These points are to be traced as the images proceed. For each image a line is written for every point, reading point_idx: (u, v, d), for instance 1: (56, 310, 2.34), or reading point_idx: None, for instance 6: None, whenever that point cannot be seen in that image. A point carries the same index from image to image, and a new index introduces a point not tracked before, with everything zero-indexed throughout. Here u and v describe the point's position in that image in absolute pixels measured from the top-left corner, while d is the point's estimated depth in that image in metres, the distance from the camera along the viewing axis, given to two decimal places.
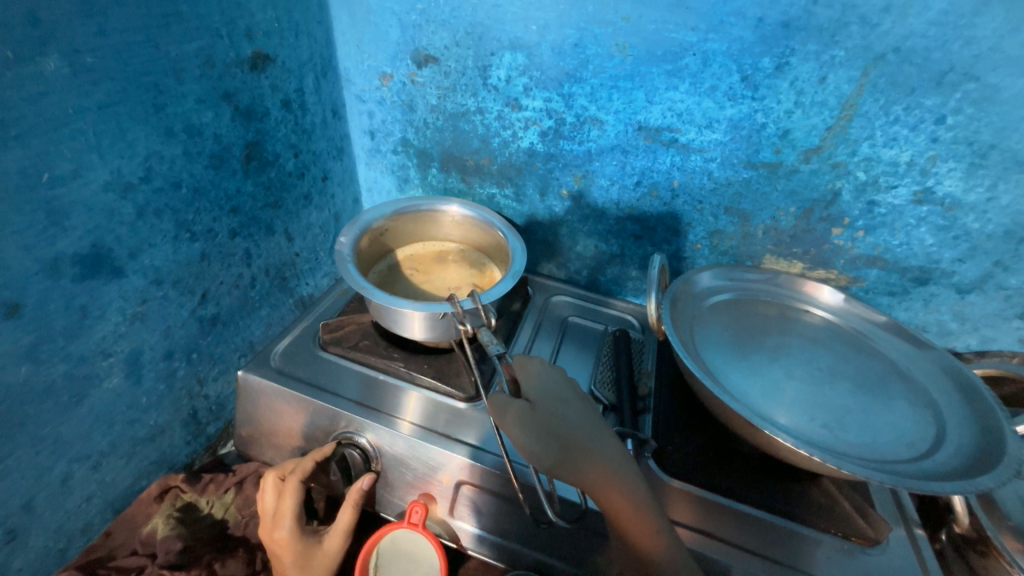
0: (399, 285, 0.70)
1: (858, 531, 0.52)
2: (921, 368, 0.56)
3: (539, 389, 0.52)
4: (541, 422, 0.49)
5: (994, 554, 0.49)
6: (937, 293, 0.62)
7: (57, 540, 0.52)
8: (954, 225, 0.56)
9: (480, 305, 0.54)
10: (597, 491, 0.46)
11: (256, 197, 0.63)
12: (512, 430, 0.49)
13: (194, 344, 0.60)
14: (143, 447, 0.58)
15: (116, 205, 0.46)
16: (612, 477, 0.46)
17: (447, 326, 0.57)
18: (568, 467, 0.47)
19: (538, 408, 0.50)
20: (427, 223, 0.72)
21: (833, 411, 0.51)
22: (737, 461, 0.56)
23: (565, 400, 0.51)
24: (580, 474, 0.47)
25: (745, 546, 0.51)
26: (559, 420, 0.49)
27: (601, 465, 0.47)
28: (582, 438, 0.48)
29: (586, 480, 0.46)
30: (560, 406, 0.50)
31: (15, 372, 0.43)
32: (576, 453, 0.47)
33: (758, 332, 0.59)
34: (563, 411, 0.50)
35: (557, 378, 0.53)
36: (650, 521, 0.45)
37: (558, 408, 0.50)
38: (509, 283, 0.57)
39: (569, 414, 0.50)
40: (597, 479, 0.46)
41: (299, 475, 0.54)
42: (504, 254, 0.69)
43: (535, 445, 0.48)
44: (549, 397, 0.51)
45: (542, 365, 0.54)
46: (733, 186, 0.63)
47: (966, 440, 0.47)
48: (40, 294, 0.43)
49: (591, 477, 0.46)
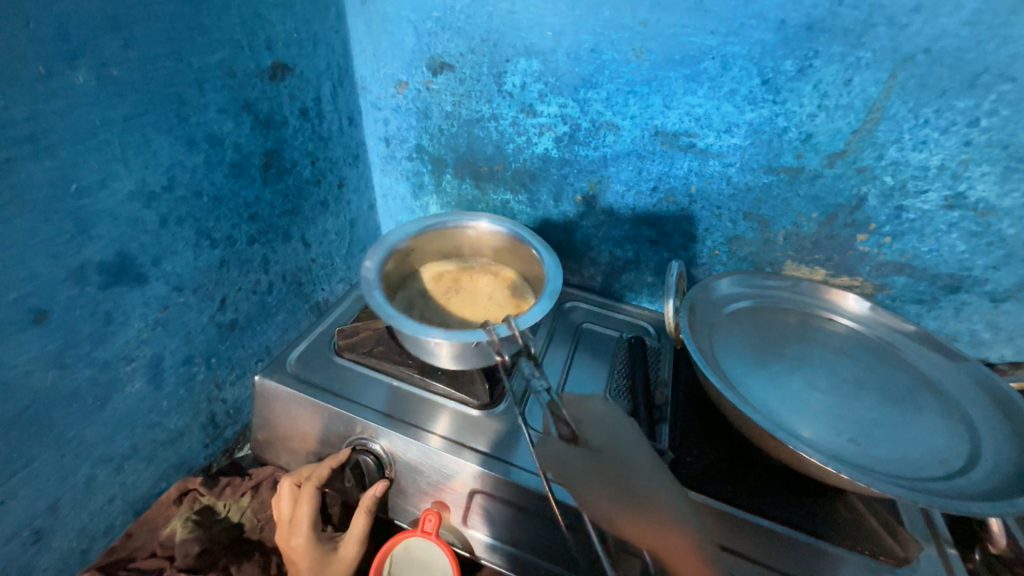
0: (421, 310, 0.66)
1: (886, 550, 0.50)
2: (952, 380, 0.53)
3: (598, 432, 0.53)
4: (599, 467, 0.51)
5: None
6: (969, 301, 0.60)
7: (80, 541, 0.52)
8: (987, 232, 0.54)
9: (516, 331, 0.54)
10: (653, 539, 0.47)
11: (274, 204, 0.64)
12: (570, 473, 0.51)
13: (213, 349, 0.61)
14: (162, 450, 0.58)
15: (140, 214, 0.47)
16: (669, 524, 0.48)
17: (480, 352, 0.56)
18: (631, 522, 0.48)
19: (596, 453, 0.51)
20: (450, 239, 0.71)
21: (859, 425, 0.49)
22: (757, 474, 0.55)
23: (626, 447, 0.52)
24: (637, 520, 0.48)
25: (763, 562, 0.49)
26: (619, 464, 0.51)
27: (658, 512, 0.48)
28: (641, 483, 0.50)
29: (642, 526, 0.48)
30: (621, 450, 0.52)
31: (42, 377, 0.44)
32: (634, 497, 0.49)
33: (779, 341, 0.58)
34: (624, 455, 0.51)
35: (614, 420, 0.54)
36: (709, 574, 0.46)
37: (617, 451, 0.51)
38: (545, 305, 0.57)
39: (630, 457, 0.51)
40: (663, 542, 0.47)
41: (315, 481, 0.55)
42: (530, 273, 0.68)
43: (592, 491, 0.50)
44: (606, 440, 0.52)
45: (599, 408, 0.55)
46: (753, 191, 0.61)
47: (1002, 458, 0.45)
48: (67, 301, 0.44)
49: (646, 525, 0.48)
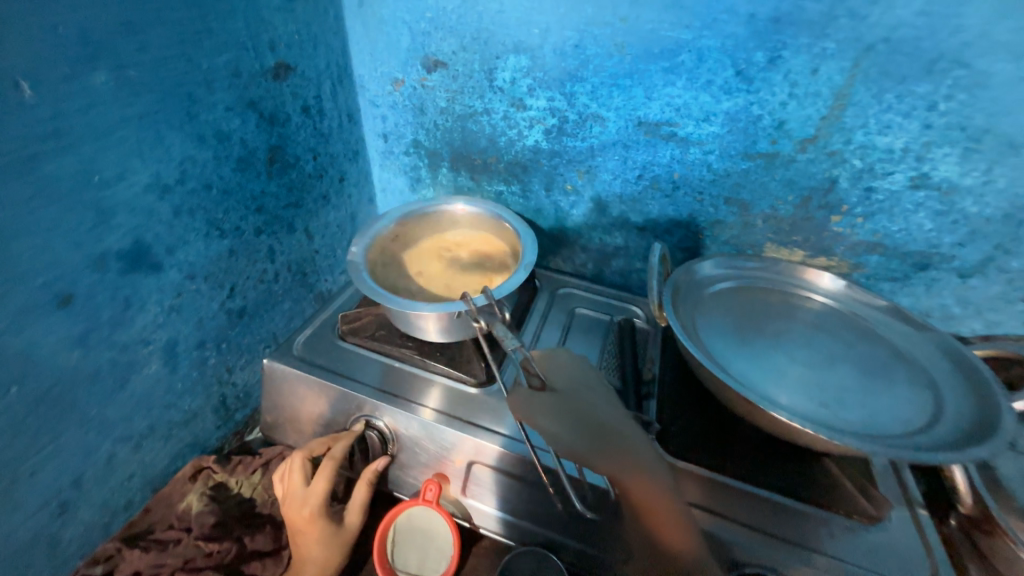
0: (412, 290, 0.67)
1: (861, 511, 0.53)
2: (921, 349, 0.56)
3: (566, 379, 0.56)
4: (571, 409, 0.53)
5: (998, 533, 0.51)
6: (939, 278, 0.63)
7: (103, 515, 0.55)
8: (952, 210, 0.58)
9: (493, 300, 0.57)
10: (628, 480, 0.50)
11: (279, 197, 0.68)
12: (542, 418, 0.53)
13: (223, 334, 0.64)
14: (178, 431, 0.62)
15: (155, 205, 0.51)
16: (644, 468, 0.50)
17: (462, 323, 0.61)
18: (601, 457, 0.51)
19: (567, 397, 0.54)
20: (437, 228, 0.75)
21: (832, 391, 0.52)
22: (739, 444, 0.58)
23: (587, 387, 0.55)
24: (613, 463, 0.50)
25: (745, 522, 0.52)
26: (592, 408, 0.53)
27: (633, 457, 0.51)
28: (616, 428, 0.52)
29: (619, 468, 0.50)
30: (591, 396, 0.55)
31: (68, 357, 0.47)
32: (609, 441, 0.51)
33: (759, 317, 0.61)
34: (595, 401, 0.54)
35: (579, 369, 0.58)
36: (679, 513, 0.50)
37: (589, 397, 0.54)
38: (521, 275, 0.61)
39: (601, 404, 0.54)
40: (637, 484, 0.50)
41: (334, 460, 0.57)
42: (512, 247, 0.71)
43: (565, 432, 0.51)
44: (577, 386, 0.56)
45: (566, 358, 0.59)
46: (732, 177, 0.65)
47: (964, 416, 0.48)
48: (91, 285, 0.47)
49: (623, 467, 0.50)
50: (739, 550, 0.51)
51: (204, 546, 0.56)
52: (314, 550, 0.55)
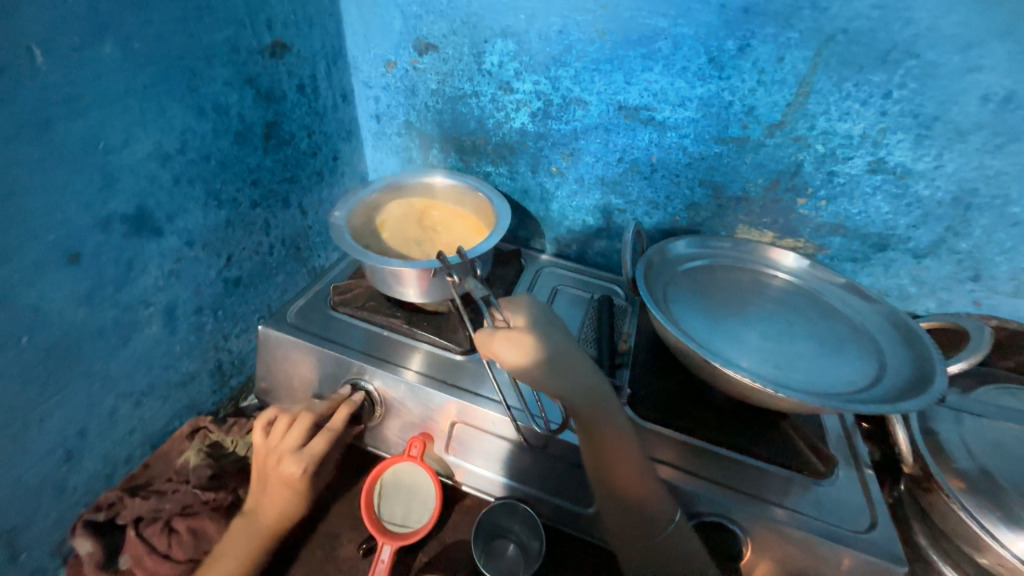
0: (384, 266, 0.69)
1: (811, 467, 0.57)
2: (871, 321, 0.61)
3: (527, 316, 0.56)
4: (532, 341, 0.53)
5: (936, 488, 0.56)
6: (896, 258, 0.67)
7: (105, 467, 0.58)
8: (906, 193, 0.62)
9: (468, 259, 0.60)
10: (587, 414, 0.52)
11: (274, 172, 0.71)
12: (504, 351, 0.53)
13: (220, 302, 0.67)
14: (176, 391, 0.65)
15: (156, 173, 0.54)
16: (601, 405, 0.52)
17: (439, 285, 0.63)
18: (562, 388, 0.52)
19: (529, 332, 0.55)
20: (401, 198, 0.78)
21: (787, 356, 0.57)
22: (705, 408, 0.63)
23: (566, 342, 0.55)
24: (570, 396, 0.52)
25: (708, 476, 0.57)
26: (553, 342, 0.54)
27: (590, 392, 0.52)
28: (574, 361, 0.54)
29: (575, 399, 0.52)
30: (552, 332, 0.55)
31: (75, 313, 0.50)
32: (569, 373, 0.53)
33: (725, 292, 0.65)
34: (556, 337, 0.55)
35: (540, 308, 0.58)
36: (633, 449, 0.51)
37: (547, 332, 0.55)
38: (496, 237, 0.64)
39: (561, 341, 0.55)
40: (596, 420, 0.52)
41: (337, 428, 0.60)
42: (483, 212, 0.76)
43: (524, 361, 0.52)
44: (539, 321, 0.56)
45: (528, 298, 0.59)
46: (706, 160, 0.68)
47: (902, 375, 0.52)
48: (96, 246, 0.50)
49: (580, 401, 0.52)
50: (701, 501, 0.55)
51: (200, 493, 0.59)
52: (280, 505, 0.57)
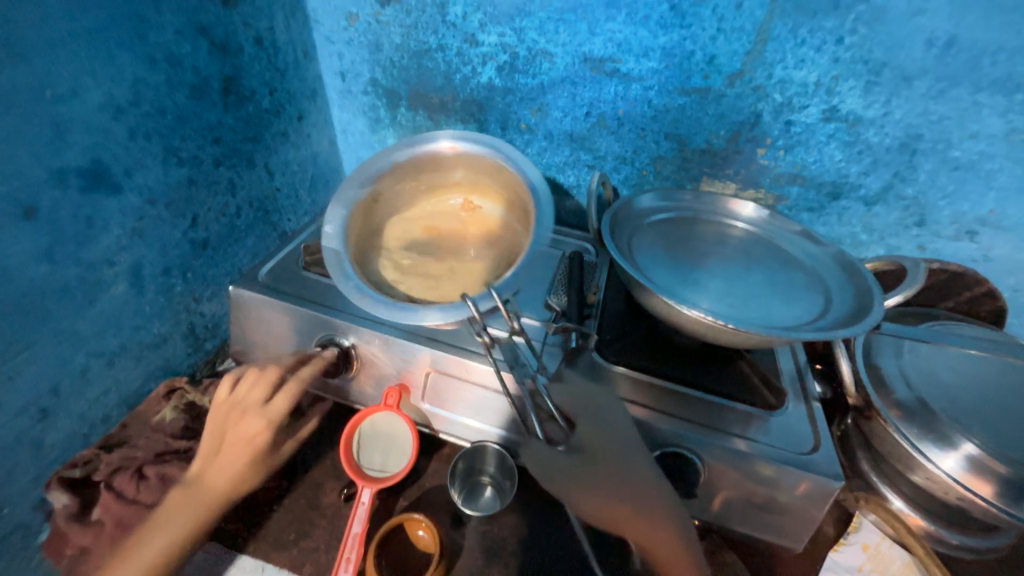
0: (415, 269, 0.70)
1: (763, 400, 0.62)
2: (821, 264, 0.65)
3: (593, 415, 0.59)
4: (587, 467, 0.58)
5: (875, 417, 0.60)
6: (849, 206, 0.71)
7: (82, 426, 0.59)
8: (858, 140, 0.64)
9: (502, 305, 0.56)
10: (633, 530, 0.56)
11: (236, 130, 0.69)
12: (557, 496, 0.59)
13: (188, 263, 0.67)
14: (149, 353, 0.65)
15: (110, 125, 0.52)
16: (652, 511, 0.56)
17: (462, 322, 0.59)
18: (610, 490, 0.57)
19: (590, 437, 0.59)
20: (413, 178, 0.76)
21: (742, 297, 0.60)
22: (669, 352, 0.66)
23: (610, 421, 0.59)
24: (618, 524, 0.57)
25: (672, 412, 0.60)
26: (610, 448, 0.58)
27: (641, 501, 0.56)
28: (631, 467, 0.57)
29: (620, 516, 0.57)
30: (616, 434, 0.58)
31: (36, 269, 0.50)
32: (622, 480, 0.57)
33: (687, 241, 0.68)
34: (622, 438, 0.58)
35: (610, 408, 0.60)
36: (680, 546, 0.55)
37: (608, 436, 0.58)
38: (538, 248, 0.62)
39: (626, 441, 0.58)
40: (644, 534, 0.56)
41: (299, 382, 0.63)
42: (507, 179, 0.73)
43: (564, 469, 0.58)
44: (603, 425, 0.59)
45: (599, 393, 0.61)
46: (670, 112, 0.70)
47: (844, 307, 0.56)
48: (52, 200, 0.49)
49: (629, 515, 0.56)
50: (666, 433, 0.59)
51: (172, 441, 0.62)
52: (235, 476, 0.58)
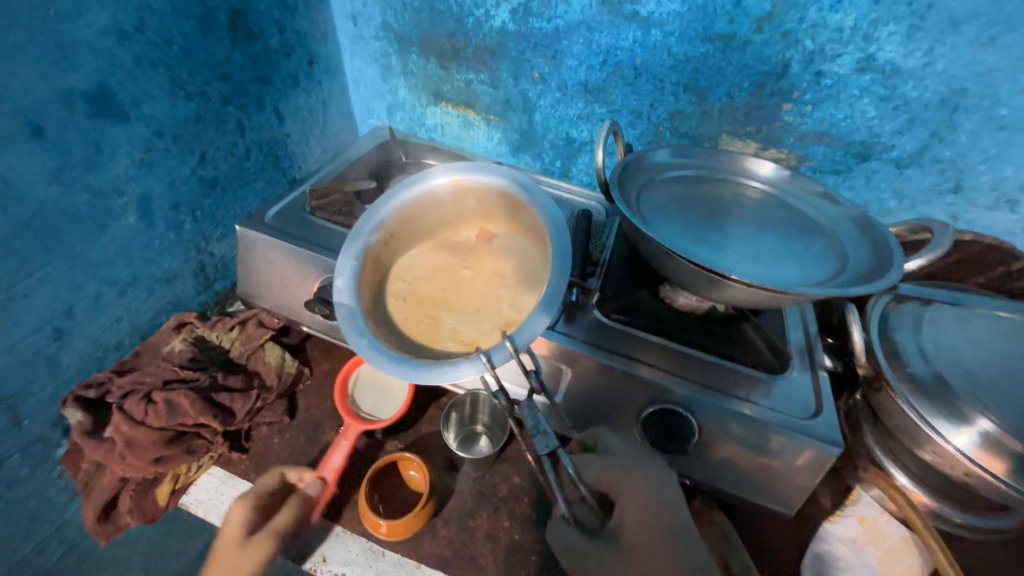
0: (434, 322, 0.57)
1: (766, 363, 0.60)
2: (842, 227, 0.61)
3: (641, 480, 0.53)
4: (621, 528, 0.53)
5: (884, 387, 0.57)
6: (878, 169, 0.66)
7: (97, 350, 0.62)
8: (894, 95, 0.60)
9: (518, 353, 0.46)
10: None
11: (244, 68, 0.68)
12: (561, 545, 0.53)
13: (197, 202, 0.68)
14: (160, 287, 0.67)
15: (114, 51, 0.52)
16: None
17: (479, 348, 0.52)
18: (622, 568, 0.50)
19: (623, 499, 0.53)
20: (415, 221, 0.63)
21: (752, 257, 0.57)
22: (671, 312, 0.65)
23: (655, 487, 0.52)
24: None
25: (668, 369, 0.59)
26: (647, 522, 0.51)
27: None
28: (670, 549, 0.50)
29: None
30: (659, 509, 0.51)
31: (47, 191, 0.51)
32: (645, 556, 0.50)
33: (700, 200, 0.65)
34: (662, 512, 0.51)
35: (664, 483, 0.53)
36: None
37: (646, 503, 0.52)
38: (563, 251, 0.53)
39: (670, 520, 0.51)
40: None
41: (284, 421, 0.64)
42: (524, 212, 0.60)
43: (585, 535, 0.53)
44: (647, 493, 0.52)
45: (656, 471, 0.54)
46: (691, 62, 0.66)
47: (861, 266, 0.53)
48: (59, 122, 0.50)
49: None
50: (660, 388, 0.58)
51: (178, 370, 0.63)
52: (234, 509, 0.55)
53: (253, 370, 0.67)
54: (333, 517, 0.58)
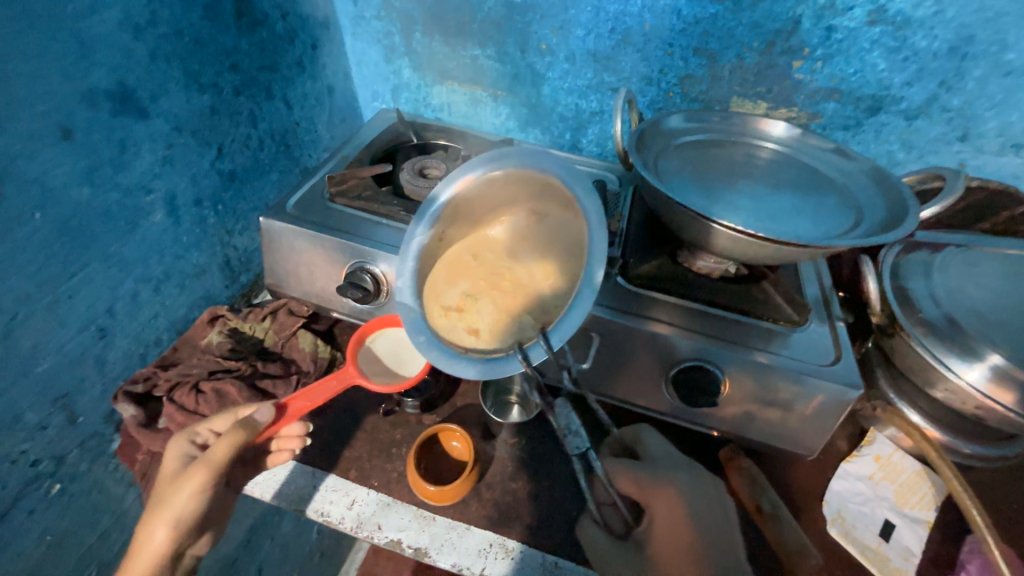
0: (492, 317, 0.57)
1: (786, 317, 0.62)
2: (855, 181, 0.63)
3: (676, 486, 0.56)
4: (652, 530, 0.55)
5: (898, 332, 0.60)
6: (887, 122, 0.67)
7: (138, 347, 0.63)
8: (903, 46, 0.61)
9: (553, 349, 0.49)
10: None
11: (253, 57, 0.68)
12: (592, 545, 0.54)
13: (218, 196, 0.68)
14: (190, 282, 0.68)
15: (131, 45, 0.52)
16: None
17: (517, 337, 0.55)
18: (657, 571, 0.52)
19: (655, 505, 0.56)
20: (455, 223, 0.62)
21: (770, 213, 0.58)
22: (691, 275, 0.67)
23: (691, 492, 0.55)
24: None
25: (692, 328, 0.61)
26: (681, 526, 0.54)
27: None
28: (703, 550, 0.53)
29: None
30: (696, 513, 0.54)
31: (80, 192, 0.52)
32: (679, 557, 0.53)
33: (716, 162, 0.65)
34: (699, 516, 0.54)
35: (701, 490, 0.56)
36: None
37: (679, 508, 0.55)
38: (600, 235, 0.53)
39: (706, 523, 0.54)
40: None
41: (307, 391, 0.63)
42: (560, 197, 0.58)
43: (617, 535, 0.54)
44: (684, 496, 0.55)
45: (690, 480, 0.57)
46: (701, 24, 0.66)
47: (878, 218, 0.55)
48: (85, 121, 0.50)
49: None
50: (687, 346, 0.60)
51: (221, 360, 0.65)
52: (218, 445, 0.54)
53: (289, 357, 0.69)
54: (382, 489, 0.61)
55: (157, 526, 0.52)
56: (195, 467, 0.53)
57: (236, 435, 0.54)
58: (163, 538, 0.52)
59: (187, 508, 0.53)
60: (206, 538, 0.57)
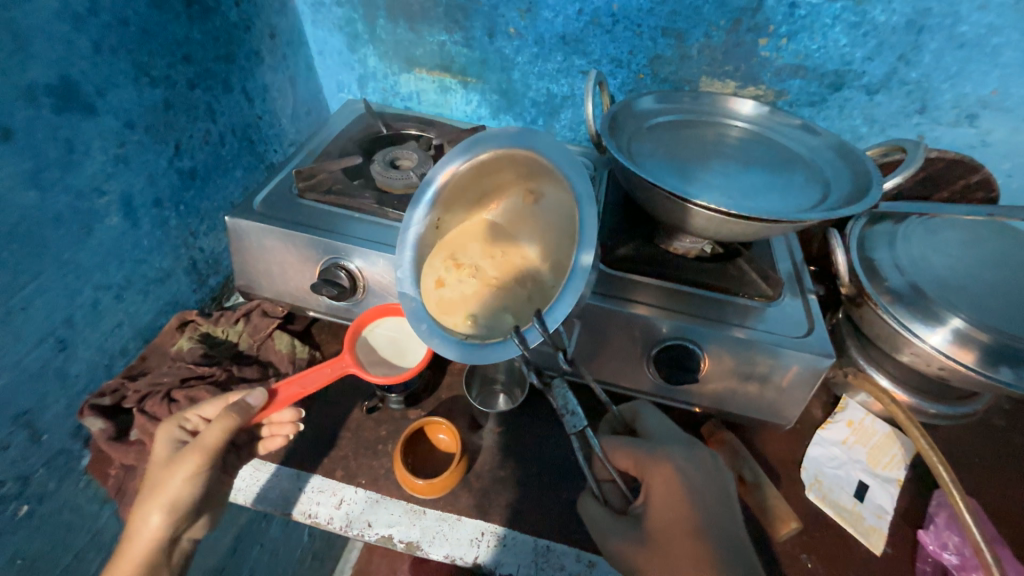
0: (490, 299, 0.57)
1: (760, 292, 0.64)
2: (821, 155, 0.64)
3: (672, 462, 0.55)
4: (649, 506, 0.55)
5: (866, 302, 0.62)
6: (850, 97, 0.69)
7: (103, 357, 0.60)
8: (863, 21, 0.62)
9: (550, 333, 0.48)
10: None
11: (206, 47, 0.64)
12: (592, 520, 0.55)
13: (179, 196, 0.65)
14: (155, 287, 0.65)
15: (71, 37, 0.49)
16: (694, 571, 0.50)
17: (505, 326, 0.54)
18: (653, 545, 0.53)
19: (653, 480, 0.56)
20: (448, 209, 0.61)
21: (743, 191, 0.59)
22: (669, 256, 0.67)
23: (687, 467, 0.55)
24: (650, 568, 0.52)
25: (671, 308, 0.62)
26: (679, 502, 0.54)
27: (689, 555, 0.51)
28: (701, 523, 0.52)
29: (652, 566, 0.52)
30: (692, 488, 0.54)
31: (26, 196, 0.48)
32: (675, 531, 0.53)
33: (689, 142, 0.66)
34: (694, 491, 0.53)
35: (698, 466, 0.55)
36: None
37: (675, 483, 0.54)
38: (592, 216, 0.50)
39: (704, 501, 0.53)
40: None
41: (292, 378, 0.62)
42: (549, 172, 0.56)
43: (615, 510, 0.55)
44: (679, 473, 0.55)
45: (688, 455, 0.56)
46: (668, 3, 0.66)
47: (845, 190, 0.57)
48: (26, 120, 0.47)
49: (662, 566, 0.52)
50: (667, 326, 0.61)
51: (194, 367, 0.63)
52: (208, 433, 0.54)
53: (266, 360, 0.68)
54: (370, 486, 0.60)
55: (153, 510, 0.53)
56: (188, 453, 0.53)
57: (228, 421, 0.54)
58: (159, 522, 0.53)
59: (182, 492, 0.53)
60: (203, 520, 0.58)
